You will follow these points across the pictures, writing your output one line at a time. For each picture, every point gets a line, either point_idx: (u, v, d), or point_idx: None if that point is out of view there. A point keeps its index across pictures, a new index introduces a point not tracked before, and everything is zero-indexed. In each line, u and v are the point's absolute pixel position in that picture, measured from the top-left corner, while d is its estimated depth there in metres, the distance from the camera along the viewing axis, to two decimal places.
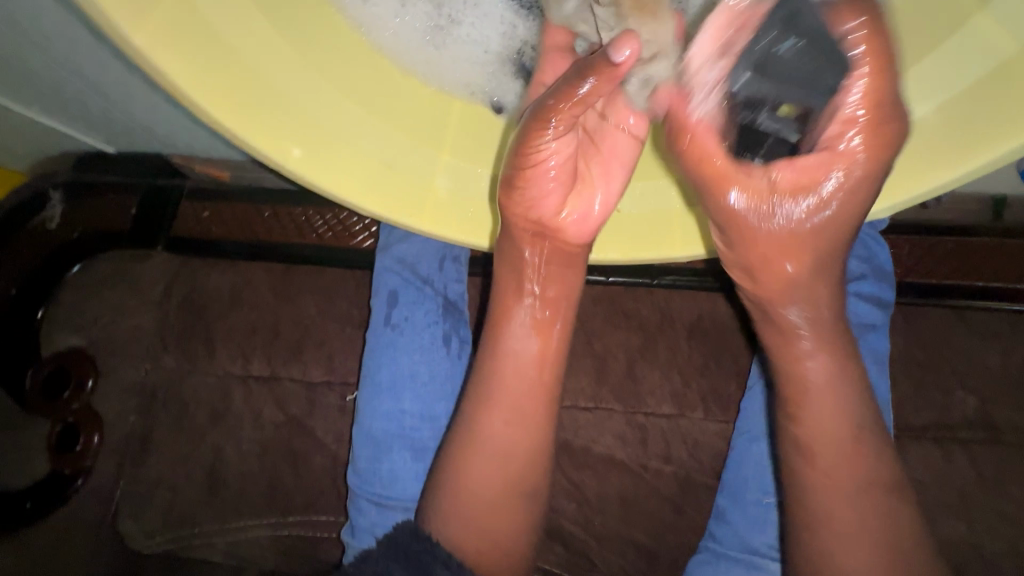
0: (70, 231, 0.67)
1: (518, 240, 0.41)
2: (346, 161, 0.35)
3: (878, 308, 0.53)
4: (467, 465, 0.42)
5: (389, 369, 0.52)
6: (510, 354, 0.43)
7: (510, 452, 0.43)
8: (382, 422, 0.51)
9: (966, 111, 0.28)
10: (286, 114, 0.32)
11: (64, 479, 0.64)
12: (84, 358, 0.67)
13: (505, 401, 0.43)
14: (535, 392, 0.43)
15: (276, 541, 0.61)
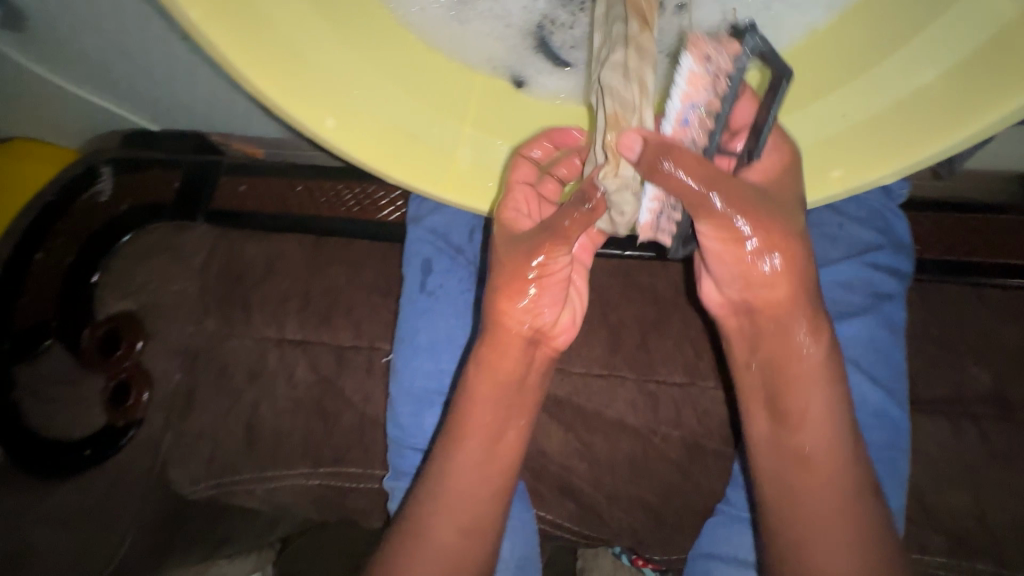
0: (119, 204, 0.73)
1: (507, 346, 0.45)
2: (377, 132, 0.37)
3: (895, 278, 0.54)
4: (420, 552, 0.44)
5: (427, 331, 0.56)
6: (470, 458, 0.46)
7: (463, 545, 0.45)
8: (420, 380, 0.55)
9: (972, 80, 0.27)
10: (320, 84, 0.34)
11: (118, 430, 0.69)
12: (135, 321, 0.72)
13: (462, 493, 0.45)
14: (502, 476, 0.47)
15: (307, 490, 0.66)
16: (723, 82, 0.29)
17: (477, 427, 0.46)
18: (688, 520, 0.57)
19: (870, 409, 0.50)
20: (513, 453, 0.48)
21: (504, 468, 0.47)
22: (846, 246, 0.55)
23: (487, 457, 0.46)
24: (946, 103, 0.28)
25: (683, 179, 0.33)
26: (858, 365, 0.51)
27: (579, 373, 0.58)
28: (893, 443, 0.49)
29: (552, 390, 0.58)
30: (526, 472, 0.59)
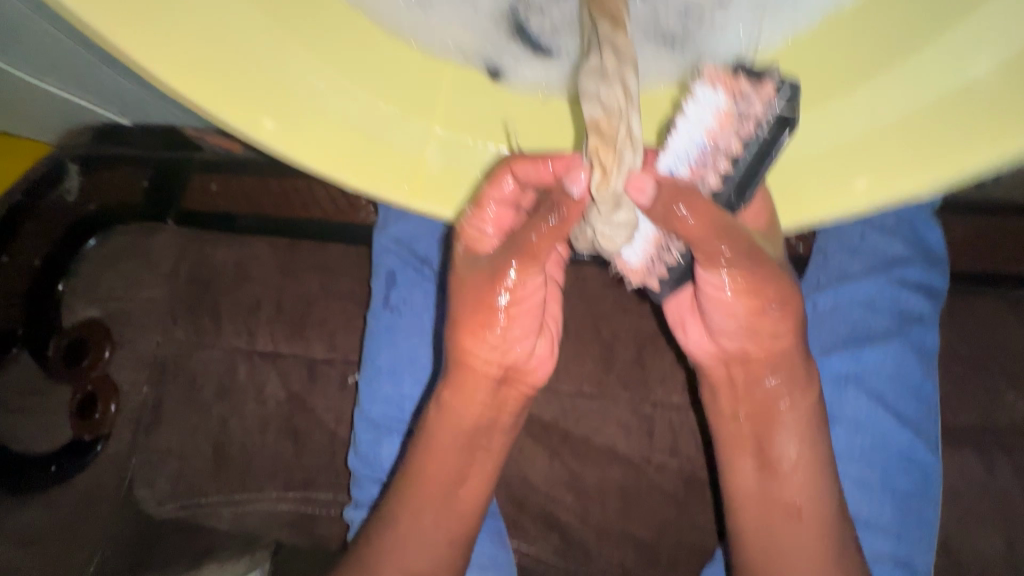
0: (85, 205, 0.67)
1: (477, 378, 0.41)
2: (315, 133, 0.25)
3: (927, 297, 0.48)
4: None
5: (389, 351, 0.51)
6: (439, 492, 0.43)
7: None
8: (381, 407, 0.51)
9: (958, 112, 0.20)
10: (228, 64, 0.22)
11: (84, 446, 0.66)
12: (101, 329, 0.69)
13: (427, 537, 0.43)
14: (469, 519, 0.44)
15: (275, 514, 0.61)
16: (751, 126, 0.24)
17: (445, 472, 0.43)
18: (684, 557, 0.52)
19: (894, 449, 0.44)
20: (483, 495, 0.45)
21: (473, 510, 0.45)
22: (867, 259, 0.48)
23: (458, 499, 0.44)
24: (972, 119, 0.20)
25: (689, 229, 0.28)
26: (879, 398, 0.45)
27: (567, 395, 0.53)
28: (917, 488, 0.44)
29: (537, 412, 0.54)
30: (507, 502, 0.54)
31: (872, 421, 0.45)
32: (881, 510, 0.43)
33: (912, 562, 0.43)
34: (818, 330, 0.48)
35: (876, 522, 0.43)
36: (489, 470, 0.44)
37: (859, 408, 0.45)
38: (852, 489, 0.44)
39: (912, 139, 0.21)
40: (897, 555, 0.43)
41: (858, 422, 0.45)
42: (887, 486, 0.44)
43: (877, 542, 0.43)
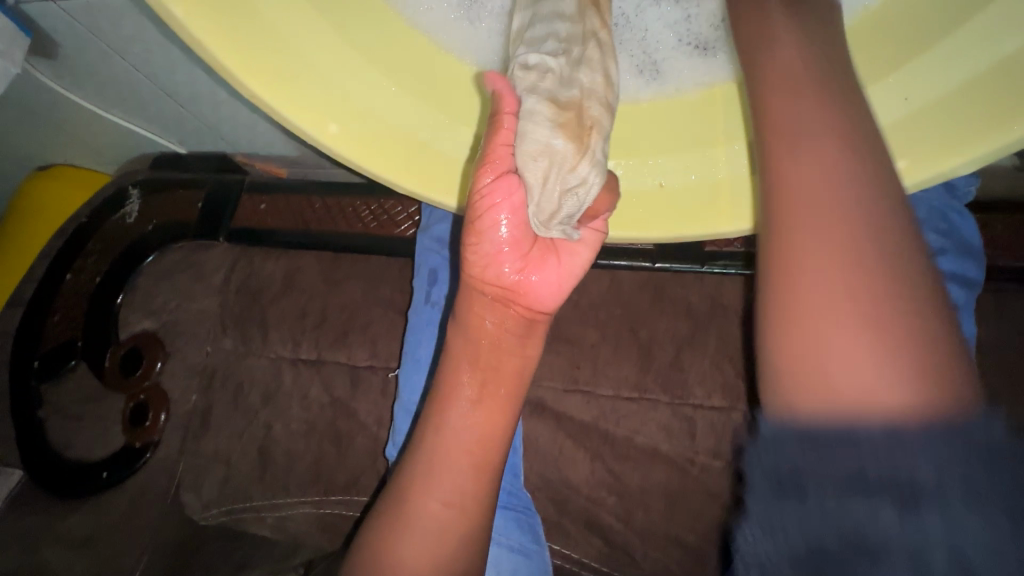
0: (146, 225, 0.74)
1: (482, 304, 0.39)
2: (385, 140, 0.37)
3: (963, 287, 0.48)
4: (392, 550, 0.38)
5: (430, 344, 0.54)
6: (450, 430, 0.40)
7: (441, 525, 0.38)
8: (421, 395, 0.53)
9: (956, 116, 0.29)
10: (328, 96, 0.34)
11: (135, 452, 0.68)
12: (155, 341, 0.72)
13: (438, 466, 0.39)
14: (482, 450, 0.40)
15: (321, 518, 0.64)
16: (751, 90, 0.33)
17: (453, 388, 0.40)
18: (728, 556, 0.52)
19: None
20: (495, 427, 0.40)
21: (487, 442, 0.40)
22: None
23: (473, 423, 0.40)
24: (1007, 91, 0.28)
25: None
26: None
27: (606, 397, 0.54)
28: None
29: (577, 413, 0.54)
30: (550, 504, 0.55)
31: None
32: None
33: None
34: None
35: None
36: (502, 398, 0.40)
37: None
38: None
39: (966, 113, 0.29)
40: None
41: None
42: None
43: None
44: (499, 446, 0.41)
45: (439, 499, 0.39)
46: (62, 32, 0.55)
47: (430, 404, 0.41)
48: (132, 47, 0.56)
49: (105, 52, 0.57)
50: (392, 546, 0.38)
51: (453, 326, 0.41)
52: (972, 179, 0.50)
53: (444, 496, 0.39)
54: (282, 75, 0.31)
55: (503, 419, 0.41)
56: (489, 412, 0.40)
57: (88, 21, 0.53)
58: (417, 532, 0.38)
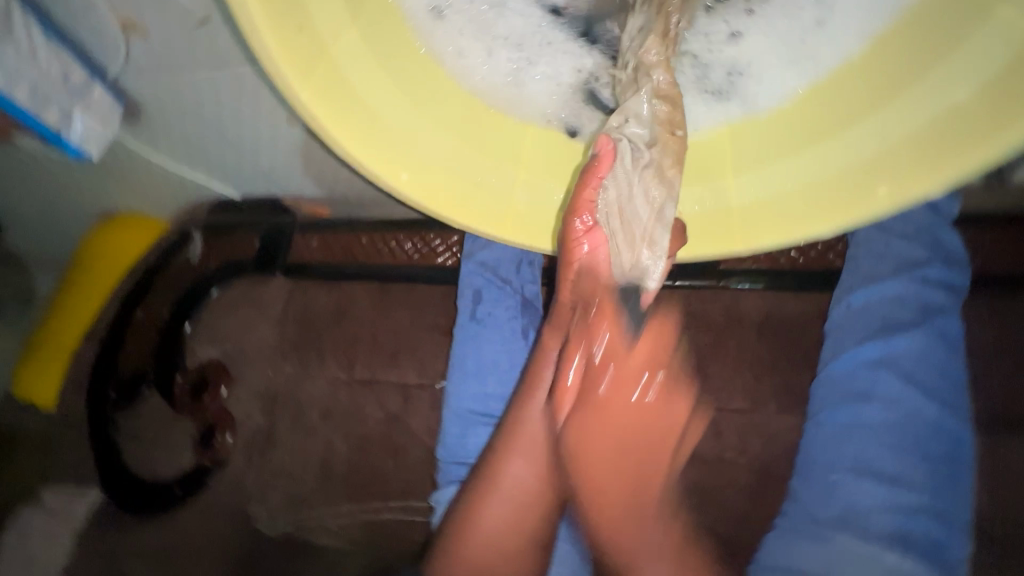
0: (209, 264, 0.82)
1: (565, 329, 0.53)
2: (444, 181, 0.43)
3: (948, 293, 0.56)
4: (481, 514, 0.54)
5: (474, 357, 0.61)
6: (542, 419, 0.54)
7: (523, 491, 0.55)
8: (468, 404, 0.60)
9: (958, 123, 0.30)
10: (400, 151, 0.41)
11: (204, 471, 0.76)
12: (220, 368, 0.79)
13: (526, 448, 0.55)
14: (566, 439, 0.54)
15: (379, 523, 0.71)
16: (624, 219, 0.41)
17: (540, 388, 0.54)
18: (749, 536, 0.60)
19: (924, 421, 0.54)
20: (575, 424, 0.55)
21: (563, 444, 0.55)
22: (892, 263, 0.57)
23: (559, 416, 0.54)
24: (971, 123, 0.29)
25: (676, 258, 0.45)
26: (909, 379, 0.55)
27: None
28: (947, 454, 0.54)
29: None
30: None
31: (898, 396, 0.55)
32: (913, 473, 0.54)
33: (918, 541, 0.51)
34: (852, 327, 0.57)
35: (915, 480, 0.53)
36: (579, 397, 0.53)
37: (889, 388, 0.55)
38: (886, 454, 0.54)
39: (940, 139, 0.31)
40: (934, 508, 0.53)
41: (891, 399, 0.55)
42: (918, 450, 0.54)
43: (912, 497, 0.53)
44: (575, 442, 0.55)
45: (526, 473, 0.55)
46: (151, 100, 0.65)
47: (521, 394, 0.55)
48: (207, 109, 0.65)
49: (181, 110, 0.66)
50: (484, 507, 0.55)
51: (548, 329, 0.54)
52: (956, 199, 0.57)
53: (535, 472, 0.55)
54: (367, 136, 0.39)
55: (575, 411, 0.54)
56: (570, 415, 0.54)
57: (175, 92, 0.63)
58: (503, 495, 0.55)
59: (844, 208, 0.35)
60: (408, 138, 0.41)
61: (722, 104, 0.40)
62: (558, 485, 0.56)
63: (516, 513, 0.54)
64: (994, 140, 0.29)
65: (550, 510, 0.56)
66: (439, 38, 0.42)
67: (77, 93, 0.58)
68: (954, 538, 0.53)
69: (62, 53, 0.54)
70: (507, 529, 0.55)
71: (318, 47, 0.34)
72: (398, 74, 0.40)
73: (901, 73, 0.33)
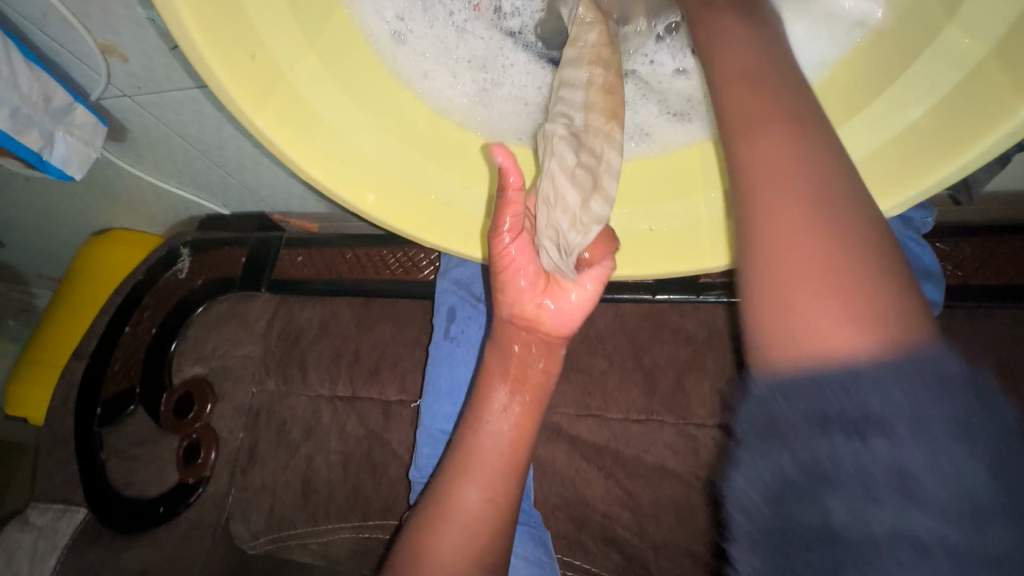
0: (195, 280, 0.82)
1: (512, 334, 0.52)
2: (411, 202, 0.43)
3: None
4: (430, 546, 0.49)
5: (448, 376, 0.60)
6: (489, 432, 0.52)
7: (474, 518, 0.50)
8: (443, 422, 0.59)
9: (927, 137, 0.30)
10: (367, 173, 0.41)
11: (188, 487, 0.76)
12: (204, 384, 0.80)
13: (477, 468, 0.51)
14: (512, 451, 0.52)
15: (360, 541, 0.71)
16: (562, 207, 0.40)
17: (487, 405, 0.52)
18: (727, 555, 0.59)
19: None
20: (523, 437, 0.53)
21: (511, 460, 0.52)
22: None
23: (507, 428, 0.52)
24: (932, 140, 0.30)
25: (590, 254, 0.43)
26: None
27: (617, 419, 0.63)
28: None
29: (590, 435, 0.63)
30: (569, 521, 0.64)
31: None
32: None
33: (908, 478, 0.21)
34: None
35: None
36: (529, 403, 0.53)
37: None
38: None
39: (905, 154, 0.31)
40: None
41: None
42: None
43: None
44: (523, 456, 0.53)
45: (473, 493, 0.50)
46: (134, 120, 0.66)
47: (469, 413, 0.53)
48: (190, 129, 0.66)
49: (164, 129, 0.67)
50: (433, 537, 0.49)
51: (492, 347, 0.54)
52: (925, 213, 0.58)
53: (483, 494, 0.50)
54: (332, 159, 0.39)
55: (523, 422, 0.53)
56: (520, 426, 0.53)
57: (157, 112, 0.64)
58: (455, 521, 0.49)
59: None
60: (372, 159, 0.41)
61: (684, 125, 0.42)
62: (513, 504, 0.52)
63: (468, 542, 0.49)
64: (951, 156, 0.29)
65: (503, 536, 0.51)
66: (404, 61, 0.42)
67: (58, 115, 0.59)
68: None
69: (43, 76, 0.55)
70: (460, 560, 0.48)
71: (277, 72, 0.35)
72: (364, 97, 0.40)
73: (860, 90, 0.33)
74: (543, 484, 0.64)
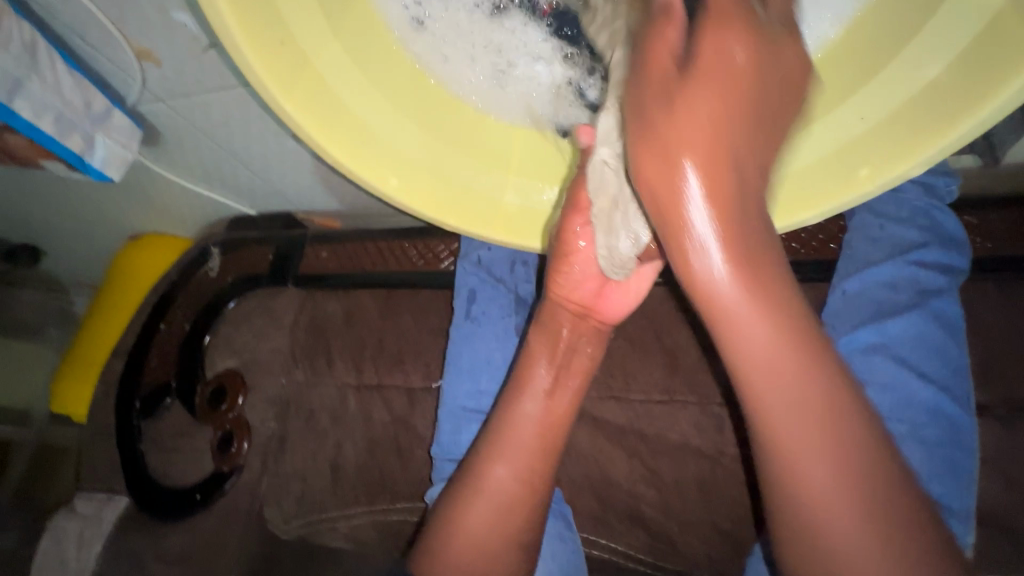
0: (226, 277, 0.86)
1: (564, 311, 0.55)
2: (433, 185, 0.44)
3: (943, 273, 0.55)
4: (465, 520, 0.51)
5: (468, 355, 0.62)
6: (525, 414, 0.53)
7: (510, 494, 0.51)
8: (463, 402, 0.60)
9: (935, 103, 0.31)
10: (390, 157, 0.42)
11: (223, 475, 0.79)
12: (237, 375, 0.82)
13: (509, 448, 0.52)
14: (550, 432, 0.53)
15: (389, 524, 0.73)
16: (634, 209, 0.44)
17: (527, 387, 0.54)
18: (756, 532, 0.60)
19: (921, 404, 0.51)
20: (556, 421, 0.54)
21: (549, 439, 0.53)
22: (887, 247, 0.56)
23: (541, 412, 0.53)
24: (956, 92, 0.30)
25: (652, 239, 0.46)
26: (903, 361, 0.52)
27: (640, 400, 0.64)
28: (949, 439, 0.50)
29: (612, 416, 0.65)
30: (595, 501, 0.65)
31: (898, 382, 0.51)
32: (913, 459, 0.50)
33: None
34: (847, 313, 0.55)
35: (914, 468, 0.49)
36: (569, 392, 0.55)
37: (886, 371, 0.52)
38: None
39: (914, 120, 0.32)
40: (933, 496, 0.49)
41: (887, 382, 0.52)
42: (917, 435, 0.50)
43: None
44: (559, 438, 0.54)
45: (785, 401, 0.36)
46: (167, 124, 0.69)
47: (508, 393, 0.55)
48: (219, 129, 0.68)
49: (193, 131, 0.70)
50: (462, 512, 0.51)
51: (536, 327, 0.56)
52: (952, 181, 0.57)
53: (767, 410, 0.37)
54: (356, 142, 0.40)
55: (563, 406, 0.54)
56: (557, 407, 0.54)
57: (186, 113, 0.66)
58: (488, 497, 0.51)
59: (843, 183, 0.35)
60: (395, 142, 0.42)
61: None
62: (541, 491, 0.53)
63: (502, 518, 0.51)
64: (966, 117, 0.30)
65: (534, 512, 0.52)
66: (423, 49, 0.43)
67: (97, 118, 0.62)
68: (955, 528, 0.48)
69: (83, 83, 0.58)
70: (493, 535, 0.51)
71: (302, 58, 0.36)
72: (385, 82, 0.41)
73: (881, 50, 0.33)
74: (566, 465, 0.66)
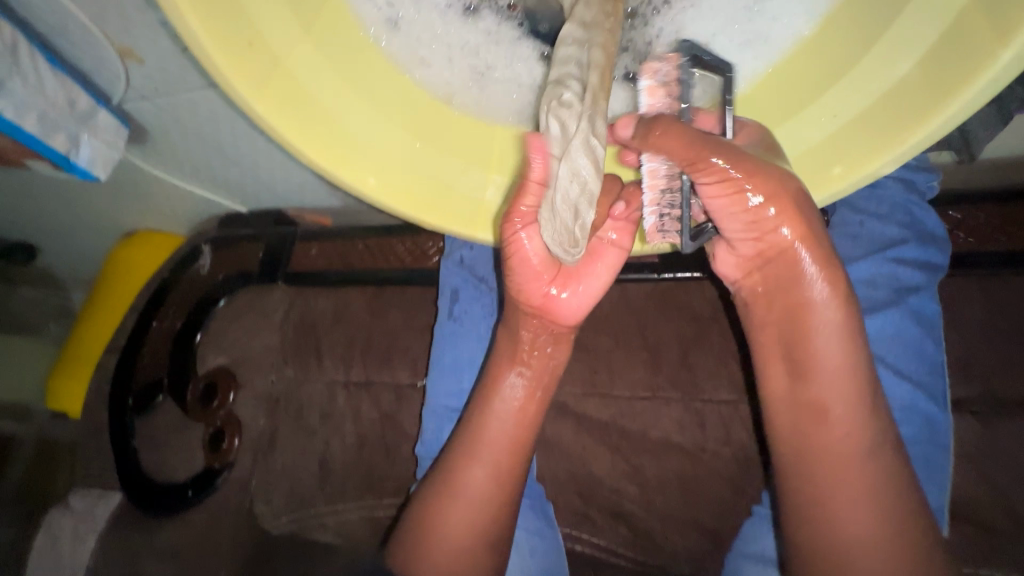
0: (215, 274, 0.85)
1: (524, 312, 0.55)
2: (412, 183, 0.44)
3: (922, 269, 0.55)
4: (441, 519, 0.52)
5: (452, 353, 0.62)
6: (496, 413, 0.55)
7: (483, 494, 0.52)
8: (446, 399, 0.61)
9: (905, 101, 0.31)
10: (367, 156, 0.41)
11: (212, 473, 0.80)
12: (228, 373, 0.84)
13: (484, 448, 0.53)
14: (518, 429, 0.55)
15: (376, 519, 0.75)
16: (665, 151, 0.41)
17: (495, 391, 0.55)
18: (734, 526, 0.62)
19: (897, 401, 0.51)
20: (522, 421, 0.55)
21: (520, 436, 0.55)
22: (867, 243, 0.56)
23: (509, 411, 0.55)
24: (925, 89, 0.30)
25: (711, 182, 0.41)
26: (881, 359, 0.52)
27: (624, 397, 0.65)
28: (925, 435, 0.51)
29: (595, 412, 0.66)
30: (578, 496, 0.67)
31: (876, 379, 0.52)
32: None
33: None
34: None
35: None
36: (539, 397, 0.56)
37: None
38: None
39: (886, 117, 0.31)
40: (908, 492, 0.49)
41: None
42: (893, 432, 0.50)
43: None
44: (529, 437, 0.55)
45: (850, 412, 0.45)
46: (154, 123, 0.69)
47: (480, 393, 0.56)
48: (205, 129, 0.68)
49: (181, 131, 0.69)
50: (444, 510, 0.52)
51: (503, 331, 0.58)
52: (931, 176, 0.57)
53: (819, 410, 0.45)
54: (332, 144, 0.39)
55: (534, 404, 0.56)
56: (523, 402, 0.56)
57: (172, 111, 0.66)
58: (465, 498, 0.52)
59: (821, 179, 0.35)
60: (370, 141, 0.41)
61: None
62: (515, 486, 0.54)
63: (477, 517, 0.52)
64: (936, 115, 0.30)
65: (507, 510, 0.53)
66: (399, 46, 0.42)
67: (81, 117, 0.61)
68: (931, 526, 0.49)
69: (68, 83, 0.58)
70: (463, 535, 0.51)
71: (272, 58, 0.35)
72: (359, 79, 0.41)
73: (853, 43, 0.32)
74: (550, 460, 0.67)
